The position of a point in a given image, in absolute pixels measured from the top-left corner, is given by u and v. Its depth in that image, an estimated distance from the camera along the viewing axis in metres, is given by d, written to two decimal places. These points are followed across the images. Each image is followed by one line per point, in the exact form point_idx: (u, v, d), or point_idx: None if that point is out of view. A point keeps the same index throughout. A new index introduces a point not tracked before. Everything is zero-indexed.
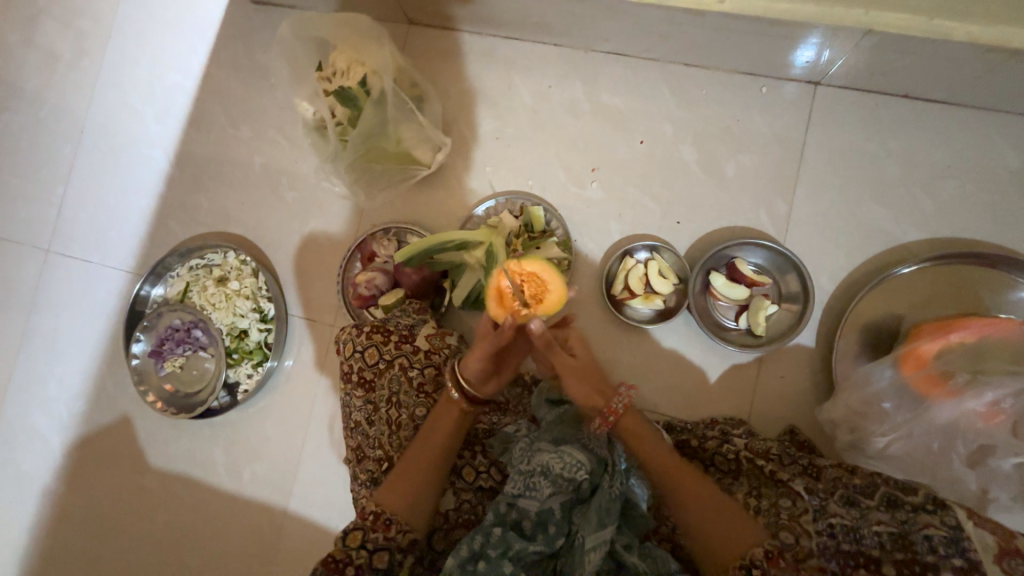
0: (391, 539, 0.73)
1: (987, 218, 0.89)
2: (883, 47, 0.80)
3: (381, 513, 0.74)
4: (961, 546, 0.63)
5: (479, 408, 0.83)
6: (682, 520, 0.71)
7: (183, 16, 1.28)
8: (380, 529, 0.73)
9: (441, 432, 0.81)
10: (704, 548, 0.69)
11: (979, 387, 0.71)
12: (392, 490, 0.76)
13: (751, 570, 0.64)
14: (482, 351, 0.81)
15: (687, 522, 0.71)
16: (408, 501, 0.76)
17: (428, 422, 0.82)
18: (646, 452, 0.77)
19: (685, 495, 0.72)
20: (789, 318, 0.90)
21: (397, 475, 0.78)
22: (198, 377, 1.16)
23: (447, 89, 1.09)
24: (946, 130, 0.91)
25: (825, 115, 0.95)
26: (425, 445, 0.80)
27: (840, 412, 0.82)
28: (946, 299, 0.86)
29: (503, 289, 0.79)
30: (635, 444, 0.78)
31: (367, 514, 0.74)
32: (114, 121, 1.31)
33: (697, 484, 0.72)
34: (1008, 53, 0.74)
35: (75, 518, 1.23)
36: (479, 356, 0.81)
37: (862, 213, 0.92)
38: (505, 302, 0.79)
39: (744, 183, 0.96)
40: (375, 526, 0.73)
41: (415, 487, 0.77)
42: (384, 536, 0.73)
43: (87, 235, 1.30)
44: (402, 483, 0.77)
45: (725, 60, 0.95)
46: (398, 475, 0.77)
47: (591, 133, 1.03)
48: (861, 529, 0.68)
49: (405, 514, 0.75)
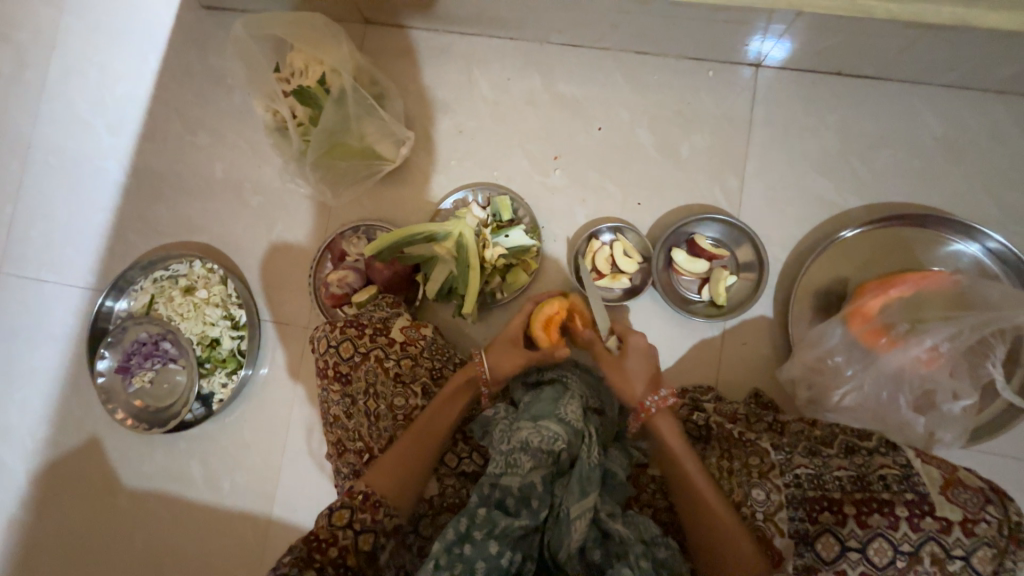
0: (377, 522, 0.76)
1: (918, 183, 0.96)
2: (816, 28, 0.86)
3: (371, 495, 0.77)
4: (912, 481, 0.70)
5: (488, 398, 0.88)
6: (679, 489, 0.76)
7: (133, 24, 1.25)
8: (368, 511, 0.76)
9: (445, 418, 0.84)
10: (693, 510, 0.74)
11: (918, 334, 0.76)
12: (382, 474, 0.79)
13: (737, 546, 0.70)
14: (518, 360, 0.88)
15: (682, 491, 0.76)
16: (397, 485, 0.79)
17: (429, 409, 0.84)
18: (662, 438, 0.80)
19: (679, 468, 0.77)
20: (747, 287, 0.95)
21: (387, 459, 0.80)
22: (170, 390, 1.13)
23: (408, 85, 1.10)
24: (877, 104, 0.98)
25: (769, 95, 1.00)
26: (422, 433, 0.82)
27: (798, 371, 0.86)
28: (887, 259, 0.93)
29: (551, 317, 0.90)
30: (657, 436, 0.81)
31: (357, 494, 0.77)
32: (63, 134, 1.26)
33: (691, 457, 0.77)
34: (924, 27, 0.81)
35: (46, 547, 1.18)
36: (514, 362, 0.88)
37: (807, 185, 0.98)
38: (551, 329, 0.90)
39: (698, 161, 1.01)
40: (363, 507, 0.76)
41: (404, 473, 0.79)
42: (373, 518, 0.76)
43: (41, 253, 1.25)
44: (390, 469, 0.79)
45: (674, 47, 0.99)
46: (389, 460, 0.80)
47: (551, 123, 1.06)
48: (823, 475, 0.73)
49: (392, 498, 0.78)
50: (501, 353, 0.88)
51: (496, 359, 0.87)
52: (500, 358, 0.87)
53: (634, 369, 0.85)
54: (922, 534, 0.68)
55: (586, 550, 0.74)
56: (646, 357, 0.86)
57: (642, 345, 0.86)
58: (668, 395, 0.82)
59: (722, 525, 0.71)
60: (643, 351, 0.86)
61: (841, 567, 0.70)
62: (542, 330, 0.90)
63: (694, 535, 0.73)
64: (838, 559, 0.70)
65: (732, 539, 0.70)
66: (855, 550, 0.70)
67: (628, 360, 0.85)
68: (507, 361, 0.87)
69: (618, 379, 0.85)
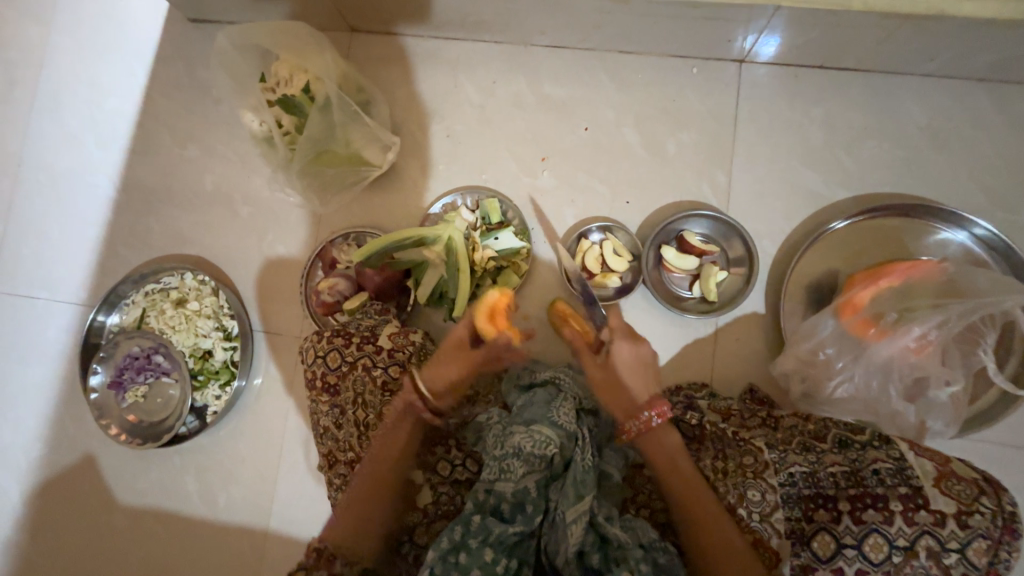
0: (336, 574, 0.74)
1: (905, 173, 0.96)
2: (795, 22, 0.86)
3: (324, 550, 0.75)
4: (906, 474, 0.70)
5: (438, 419, 0.86)
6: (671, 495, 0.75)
7: (119, 39, 1.26)
8: (324, 566, 0.74)
9: (394, 449, 0.82)
10: (686, 514, 0.73)
11: (907, 324, 0.76)
12: (337, 524, 0.78)
13: (742, 555, 0.69)
14: (461, 364, 0.89)
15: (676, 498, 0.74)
16: (354, 533, 0.77)
17: (375, 444, 0.82)
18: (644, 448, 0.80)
19: (670, 476, 0.76)
20: (738, 283, 0.95)
21: (343, 508, 0.79)
22: (164, 404, 1.12)
23: (394, 91, 1.10)
24: (861, 96, 0.98)
25: (753, 91, 1.00)
26: (374, 472, 0.80)
27: (791, 364, 0.85)
28: (876, 250, 0.93)
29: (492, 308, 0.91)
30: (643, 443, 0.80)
31: (312, 552, 0.75)
32: (53, 151, 1.27)
33: (683, 460, 0.77)
34: (902, 18, 0.81)
35: (43, 566, 1.17)
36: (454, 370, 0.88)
37: (794, 178, 0.98)
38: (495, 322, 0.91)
39: (685, 159, 1.01)
40: (319, 564, 0.74)
41: (360, 519, 0.78)
42: (328, 571, 0.73)
43: (33, 270, 1.25)
44: (344, 520, 0.78)
45: (657, 45, 1.00)
46: (343, 511, 0.79)
47: (537, 124, 1.06)
48: (817, 471, 0.73)
49: (351, 546, 0.76)
50: (442, 361, 0.88)
51: (441, 368, 0.87)
52: (438, 368, 0.87)
53: (625, 385, 0.85)
54: (917, 528, 0.67)
55: (584, 555, 0.73)
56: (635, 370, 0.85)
57: (620, 354, 0.86)
58: (653, 415, 0.80)
59: (728, 535, 0.70)
60: (621, 360, 0.86)
61: (837, 564, 0.70)
62: (486, 324, 0.90)
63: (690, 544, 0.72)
64: (835, 557, 0.70)
65: (734, 541, 0.70)
66: (851, 547, 0.69)
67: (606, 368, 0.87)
68: (455, 366, 0.88)
69: (609, 389, 0.85)
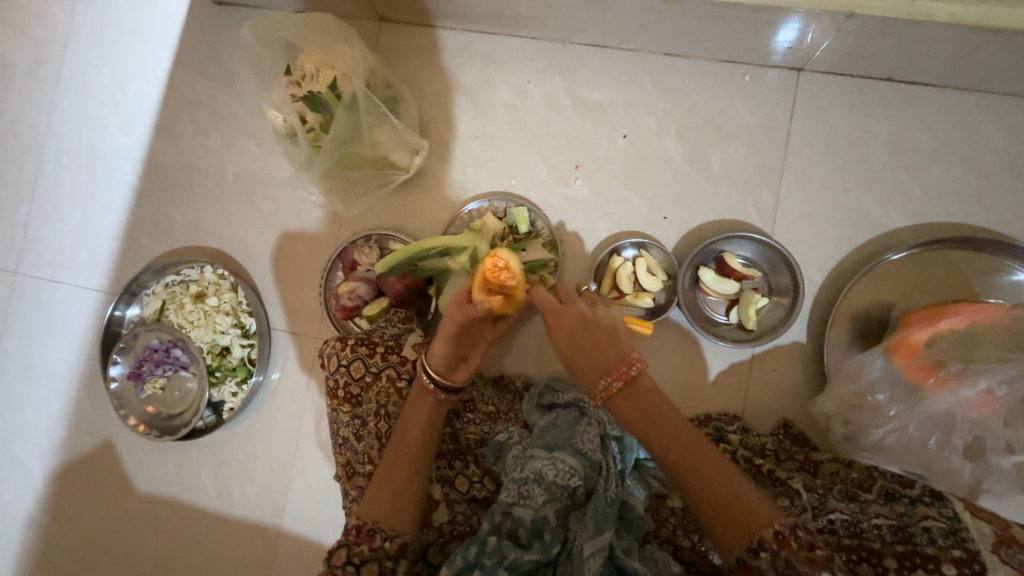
0: (377, 549, 0.68)
1: (973, 203, 0.89)
2: (866, 30, 0.78)
3: (363, 524, 0.70)
4: (961, 538, 0.62)
5: (455, 395, 0.83)
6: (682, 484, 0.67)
7: (144, 20, 1.22)
8: (364, 542, 0.69)
9: (419, 421, 0.80)
10: (708, 513, 0.64)
11: (973, 376, 0.72)
12: (372, 498, 0.73)
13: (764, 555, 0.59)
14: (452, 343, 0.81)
15: (684, 486, 0.67)
16: (390, 505, 0.73)
17: (399, 421, 0.81)
18: (631, 420, 0.72)
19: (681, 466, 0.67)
20: (780, 311, 0.89)
21: (378, 480, 0.75)
22: (181, 397, 1.12)
23: (423, 87, 1.05)
24: (929, 114, 0.90)
25: (809, 103, 0.93)
26: (401, 439, 0.79)
27: (833, 405, 0.82)
28: (936, 285, 0.86)
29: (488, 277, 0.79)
30: (632, 412, 0.72)
31: (349, 529, 0.70)
32: (77, 133, 1.25)
33: (698, 454, 0.68)
34: (993, 32, 0.72)
35: (63, 546, 1.19)
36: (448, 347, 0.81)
37: (848, 201, 0.91)
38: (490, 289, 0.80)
39: (730, 174, 0.94)
40: (359, 539, 0.69)
41: (394, 491, 0.74)
42: (369, 546, 0.68)
43: (57, 254, 1.24)
44: (383, 494, 0.74)
45: (707, 49, 0.92)
46: (377, 484, 0.75)
47: (572, 129, 1.00)
48: (859, 522, 0.66)
49: (388, 519, 0.71)
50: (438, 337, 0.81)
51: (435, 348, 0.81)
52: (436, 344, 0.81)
53: (589, 343, 0.75)
54: None
55: None
56: (600, 326, 0.77)
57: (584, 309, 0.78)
58: (613, 380, 0.73)
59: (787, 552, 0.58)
60: (583, 318, 0.77)
61: None
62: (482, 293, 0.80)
63: (703, 508, 0.65)
64: None
65: (752, 555, 0.60)
66: None
67: (567, 326, 0.77)
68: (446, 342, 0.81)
69: (580, 354, 0.76)
